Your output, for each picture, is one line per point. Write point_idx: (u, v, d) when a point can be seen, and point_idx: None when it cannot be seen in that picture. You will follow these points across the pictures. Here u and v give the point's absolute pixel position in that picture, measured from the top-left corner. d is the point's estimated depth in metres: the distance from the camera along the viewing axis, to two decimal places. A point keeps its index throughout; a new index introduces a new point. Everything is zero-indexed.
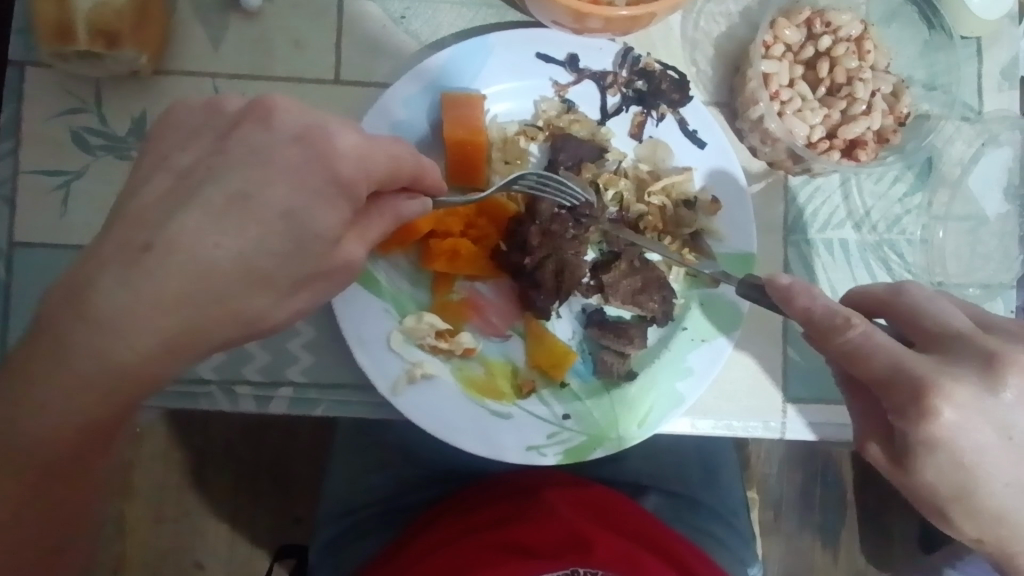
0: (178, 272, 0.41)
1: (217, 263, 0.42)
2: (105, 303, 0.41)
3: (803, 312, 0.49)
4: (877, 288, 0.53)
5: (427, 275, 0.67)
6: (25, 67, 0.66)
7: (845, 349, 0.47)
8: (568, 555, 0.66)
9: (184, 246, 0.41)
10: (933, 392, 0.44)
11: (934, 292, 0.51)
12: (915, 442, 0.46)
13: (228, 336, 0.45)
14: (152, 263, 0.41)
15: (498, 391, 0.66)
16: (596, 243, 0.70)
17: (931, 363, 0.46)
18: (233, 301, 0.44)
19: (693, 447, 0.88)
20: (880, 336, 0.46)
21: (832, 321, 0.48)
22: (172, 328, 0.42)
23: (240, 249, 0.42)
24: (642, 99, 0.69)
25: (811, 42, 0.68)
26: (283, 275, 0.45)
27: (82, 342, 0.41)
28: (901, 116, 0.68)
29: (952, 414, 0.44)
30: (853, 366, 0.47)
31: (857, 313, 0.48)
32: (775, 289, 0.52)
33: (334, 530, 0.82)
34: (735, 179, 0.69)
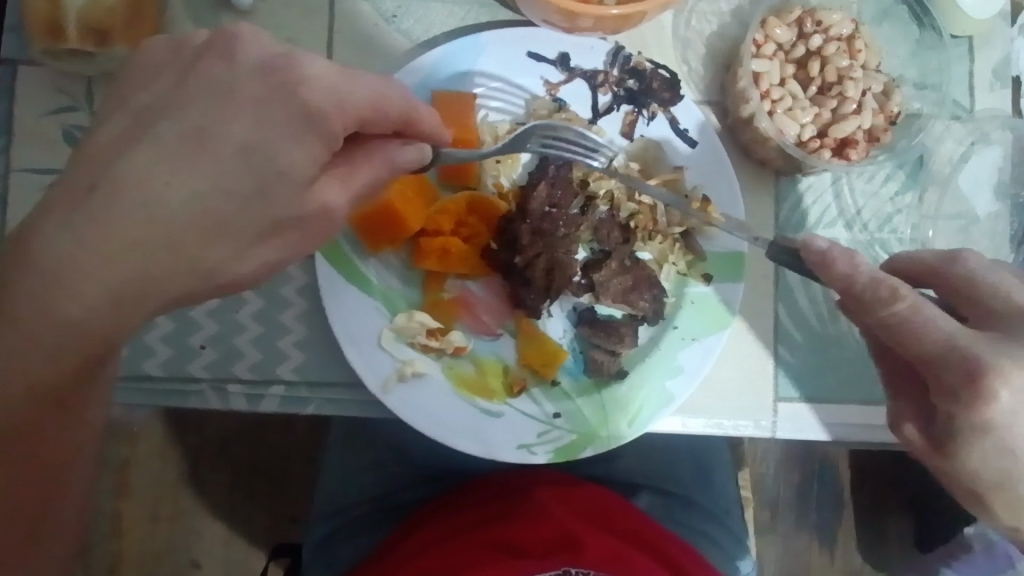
0: (125, 211, 0.43)
1: (164, 202, 0.43)
2: (52, 245, 0.42)
3: (844, 281, 0.49)
4: (926, 256, 0.53)
5: (418, 274, 0.67)
6: (16, 65, 0.66)
7: (892, 322, 0.47)
8: (560, 554, 0.67)
9: (133, 185, 0.43)
10: (989, 373, 0.44)
11: (988, 262, 0.51)
12: (963, 425, 0.47)
13: (185, 284, 0.45)
14: (98, 202, 0.43)
15: (488, 389, 0.66)
16: (587, 241, 0.70)
17: (982, 342, 0.46)
18: (187, 244, 0.44)
19: (687, 446, 0.88)
20: (927, 311, 0.47)
21: (877, 292, 0.48)
22: (125, 267, 0.43)
23: (190, 188, 0.44)
24: (633, 98, 0.69)
25: (802, 41, 0.68)
26: (243, 221, 0.46)
27: (36, 289, 0.42)
28: (891, 115, 0.69)
29: (1008, 396, 0.44)
30: (900, 341, 0.48)
31: (903, 285, 0.48)
32: (811, 254, 0.51)
33: (327, 528, 0.82)
34: (725, 178, 0.68)
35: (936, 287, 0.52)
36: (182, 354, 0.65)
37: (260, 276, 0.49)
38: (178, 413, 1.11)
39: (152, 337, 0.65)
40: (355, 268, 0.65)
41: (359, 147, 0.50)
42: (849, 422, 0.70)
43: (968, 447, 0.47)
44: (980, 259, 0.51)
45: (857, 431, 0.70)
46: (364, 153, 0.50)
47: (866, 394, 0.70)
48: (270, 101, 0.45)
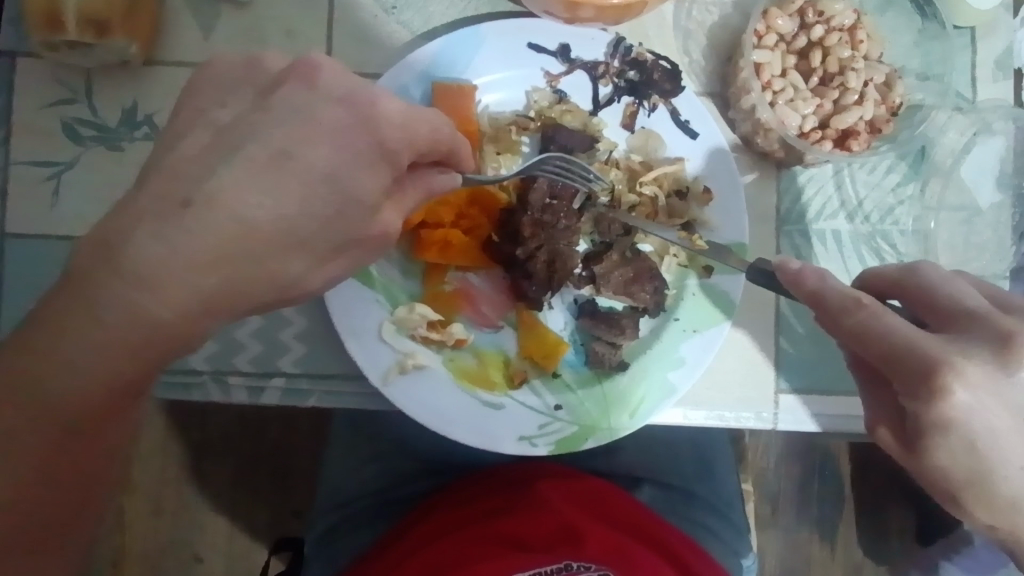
0: (221, 231, 0.41)
1: (256, 222, 0.42)
2: (143, 258, 0.40)
3: (813, 294, 0.49)
4: (890, 269, 0.52)
5: (419, 266, 0.67)
6: (16, 57, 0.65)
7: (858, 331, 0.46)
8: (560, 548, 0.67)
9: (226, 201, 0.41)
10: (945, 372, 0.43)
11: (948, 272, 0.50)
12: (926, 423, 0.45)
13: (263, 300, 0.45)
14: (192, 220, 0.41)
15: (489, 381, 0.66)
16: (589, 233, 0.70)
17: (941, 342, 0.44)
18: (269, 263, 0.44)
19: (688, 438, 0.88)
20: (890, 318, 0.45)
21: (842, 302, 0.47)
22: (212, 282, 0.42)
23: (286, 213, 0.43)
24: (634, 89, 0.69)
25: (804, 31, 0.68)
26: (320, 238, 0.45)
27: (121, 296, 0.41)
28: (894, 106, 0.68)
29: (965, 394, 0.43)
30: (864, 347, 0.46)
31: (867, 295, 0.47)
32: (786, 273, 0.51)
33: (329, 521, 0.82)
34: (727, 170, 0.68)
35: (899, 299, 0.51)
36: None
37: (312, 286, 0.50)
38: (180, 408, 1.11)
39: None
40: None
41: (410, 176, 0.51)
42: (851, 414, 0.70)
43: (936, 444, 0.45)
44: (940, 269, 0.50)
45: (858, 423, 0.70)
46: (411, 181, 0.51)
47: None
48: (268, 87, 0.44)
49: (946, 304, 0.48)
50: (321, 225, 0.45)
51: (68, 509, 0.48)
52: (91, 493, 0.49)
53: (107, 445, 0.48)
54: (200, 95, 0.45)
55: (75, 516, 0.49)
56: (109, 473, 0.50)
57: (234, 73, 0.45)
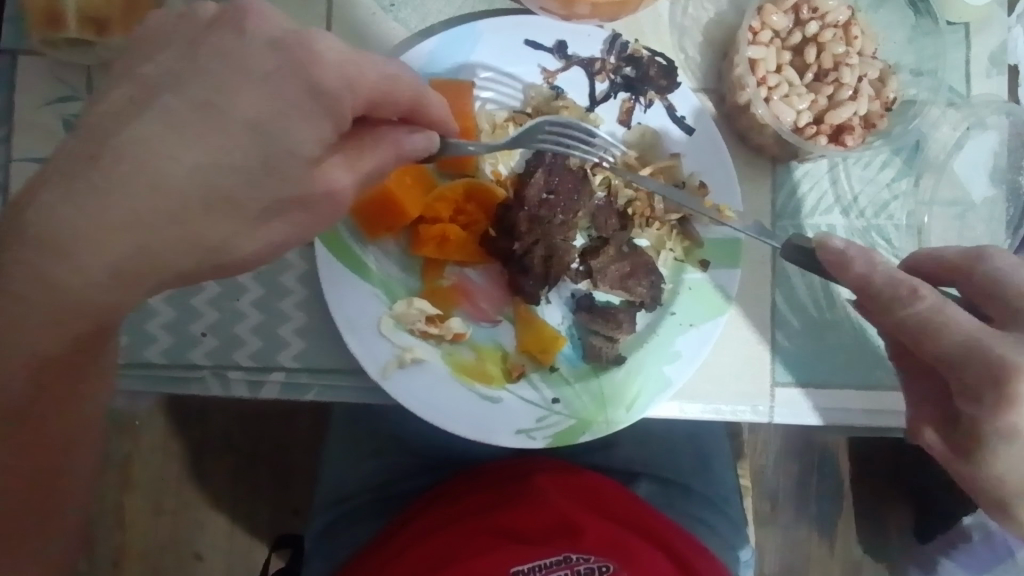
0: (132, 186, 0.43)
1: (171, 178, 0.44)
2: (55, 219, 0.42)
3: (861, 280, 0.51)
4: (952, 255, 0.54)
5: (417, 261, 0.68)
6: (17, 55, 0.66)
7: (915, 323, 0.49)
8: (560, 540, 0.69)
9: (137, 158, 0.43)
10: (1010, 372, 0.45)
11: (1015, 260, 0.51)
12: (984, 421, 0.47)
13: (189, 260, 0.47)
14: (100, 176, 0.43)
15: (487, 375, 0.67)
16: (585, 228, 0.70)
17: (1005, 341, 0.46)
18: (191, 223, 0.46)
19: (686, 433, 0.89)
20: (950, 311, 0.48)
21: (897, 290, 0.50)
22: (129, 243, 0.44)
23: (201, 167, 0.45)
24: (630, 86, 0.70)
25: (799, 27, 0.68)
26: (247, 197, 0.47)
27: (41, 260, 0.43)
28: (887, 101, 0.69)
29: None
30: (919, 338, 0.49)
31: (923, 284, 0.49)
32: (827, 251, 0.53)
33: (328, 517, 0.83)
34: (723, 165, 0.69)
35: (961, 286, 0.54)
36: (183, 342, 0.66)
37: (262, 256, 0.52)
38: (181, 406, 1.12)
39: (153, 324, 0.66)
40: (354, 256, 0.65)
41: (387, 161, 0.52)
42: (847, 407, 0.71)
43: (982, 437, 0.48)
44: (1008, 257, 0.52)
45: (855, 416, 0.71)
46: (372, 140, 0.52)
47: (863, 379, 0.71)
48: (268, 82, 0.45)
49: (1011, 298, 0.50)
50: (251, 181, 0.46)
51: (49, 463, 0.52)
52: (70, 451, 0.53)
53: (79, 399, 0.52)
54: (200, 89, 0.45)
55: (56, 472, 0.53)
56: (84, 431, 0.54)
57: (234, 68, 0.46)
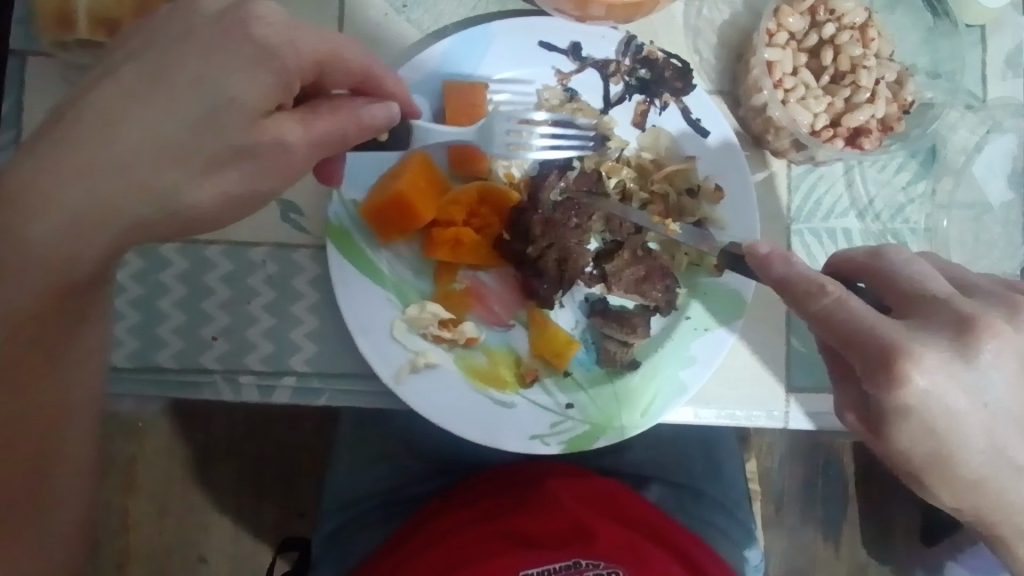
0: (91, 137, 0.45)
1: (127, 129, 0.45)
2: (20, 172, 0.44)
3: (778, 279, 0.49)
4: (858, 253, 0.53)
5: (430, 265, 0.67)
6: (26, 57, 0.65)
7: (820, 316, 0.46)
8: (570, 546, 0.67)
9: (98, 113, 0.45)
10: (904, 359, 0.43)
11: (912, 255, 0.50)
12: (888, 410, 0.45)
13: (146, 211, 0.46)
14: (61, 131, 0.45)
15: (500, 380, 0.66)
16: (599, 232, 0.69)
17: (901, 329, 0.45)
18: (145, 171, 0.46)
19: (697, 438, 0.88)
20: (854, 303, 0.46)
21: (807, 287, 0.48)
22: (86, 189, 0.45)
23: (146, 121, 0.45)
24: (645, 88, 0.69)
25: (815, 30, 0.67)
26: (198, 145, 0.46)
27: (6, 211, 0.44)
28: (905, 104, 0.68)
29: (923, 380, 0.43)
30: (827, 332, 0.46)
31: (832, 281, 0.47)
32: (753, 258, 0.51)
33: (337, 520, 0.82)
34: (739, 169, 0.68)
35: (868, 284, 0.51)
36: (193, 346, 0.65)
37: (226, 212, 0.50)
38: (184, 408, 1.11)
39: (163, 328, 0.65)
40: (366, 258, 0.65)
41: (356, 125, 0.51)
42: None
43: (898, 429, 0.46)
44: (904, 252, 0.51)
45: None
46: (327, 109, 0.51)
47: None
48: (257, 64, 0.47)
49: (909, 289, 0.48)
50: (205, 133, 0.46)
51: (43, 481, 0.52)
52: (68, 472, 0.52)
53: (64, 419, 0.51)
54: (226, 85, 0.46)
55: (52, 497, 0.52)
56: (77, 449, 0.53)
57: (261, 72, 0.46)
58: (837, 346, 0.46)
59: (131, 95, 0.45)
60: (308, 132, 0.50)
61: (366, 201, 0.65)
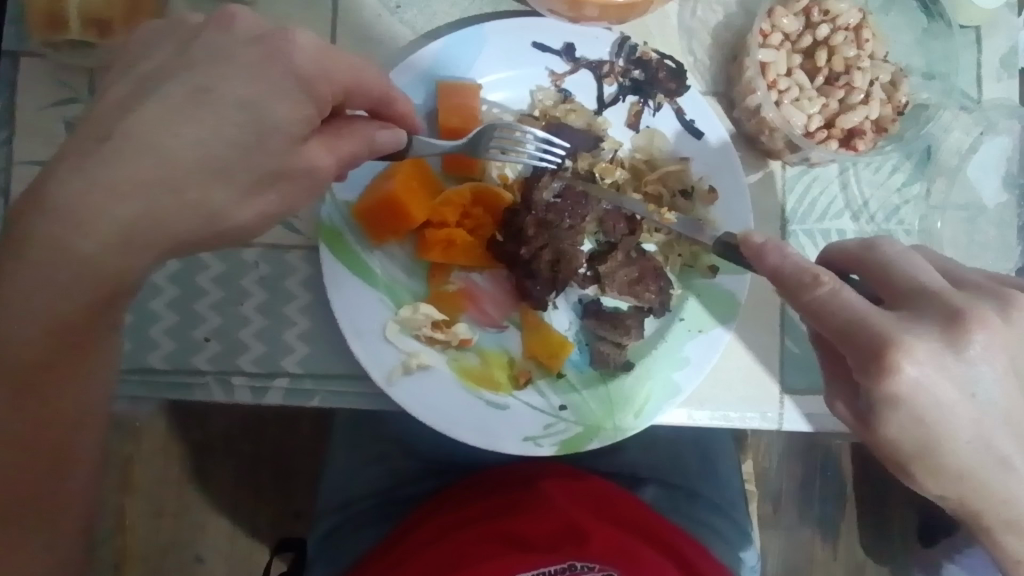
0: (142, 157, 0.44)
1: (178, 150, 0.44)
2: (71, 191, 0.43)
3: (774, 269, 0.49)
4: (851, 244, 0.52)
5: (423, 265, 0.67)
6: (19, 57, 0.65)
7: (813, 306, 0.46)
8: (564, 547, 0.67)
9: (145, 131, 0.44)
10: (895, 350, 0.43)
11: (906, 247, 0.50)
12: (877, 400, 0.45)
13: (195, 229, 0.47)
14: (110, 149, 0.44)
15: (494, 381, 0.66)
16: (593, 233, 0.69)
17: (893, 320, 0.45)
18: (194, 191, 0.45)
19: (692, 439, 0.88)
20: (847, 294, 0.46)
21: (801, 278, 0.47)
22: (136, 210, 0.44)
23: (196, 141, 0.45)
24: (638, 89, 0.69)
25: (809, 30, 0.67)
26: (244, 168, 0.46)
27: (54, 228, 0.44)
28: (899, 105, 0.68)
29: (913, 370, 0.43)
30: (819, 322, 0.47)
31: (826, 271, 0.47)
32: (747, 247, 0.51)
33: (332, 521, 0.82)
34: (733, 170, 0.68)
35: (860, 274, 0.51)
36: (186, 348, 0.65)
37: (263, 226, 0.51)
38: (180, 408, 1.11)
39: (155, 330, 0.65)
40: (359, 259, 0.65)
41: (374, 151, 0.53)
42: None
43: (884, 417, 0.46)
44: (898, 244, 0.50)
45: None
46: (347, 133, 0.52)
47: None
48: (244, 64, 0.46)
49: (901, 281, 0.48)
50: (243, 154, 0.46)
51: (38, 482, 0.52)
52: (63, 473, 0.52)
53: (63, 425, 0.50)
54: (213, 81, 0.45)
55: (44, 499, 0.52)
56: None
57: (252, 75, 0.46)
58: (829, 336, 0.46)
59: (171, 113, 0.44)
60: (335, 156, 0.51)
61: (359, 202, 0.65)
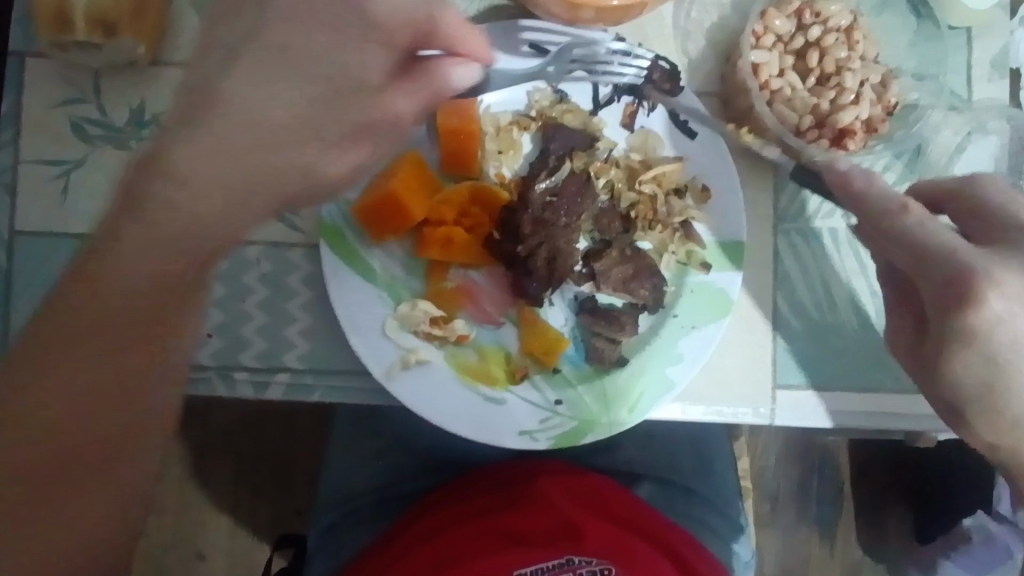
0: (234, 121, 0.47)
1: (267, 113, 0.47)
2: (200, 155, 0.46)
3: (859, 196, 0.55)
4: (948, 180, 0.58)
5: (421, 263, 0.68)
6: (25, 58, 0.66)
7: (904, 233, 0.52)
8: (562, 543, 0.69)
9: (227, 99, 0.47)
10: (984, 281, 0.49)
11: (1004, 187, 0.55)
12: (952, 332, 0.51)
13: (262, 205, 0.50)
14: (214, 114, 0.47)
15: (491, 377, 0.67)
16: (589, 231, 0.71)
17: (980, 255, 0.51)
18: (281, 161, 0.49)
19: (688, 437, 0.89)
20: (932, 225, 0.52)
21: (889, 205, 0.54)
22: (237, 176, 0.47)
23: (265, 111, 0.47)
24: (633, 90, 0.70)
25: (802, 32, 0.68)
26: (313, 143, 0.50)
27: (166, 191, 0.46)
28: (889, 105, 0.69)
29: (998, 303, 0.49)
30: (905, 250, 0.52)
31: (914, 203, 0.53)
32: (834, 174, 0.58)
33: (331, 516, 0.83)
34: (726, 171, 0.69)
35: (951, 208, 0.57)
36: None
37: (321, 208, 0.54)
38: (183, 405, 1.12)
39: None
40: (359, 257, 0.66)
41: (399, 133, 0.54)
42: (848, 410, 0.71)
43: (953, 352, 0.51)
44: (997, 185, 0.56)
45: (859, 419, 0.71)
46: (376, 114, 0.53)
47: (864, 384, 0.71)
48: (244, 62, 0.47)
49: (1000, 218, 0.54)
50: (312, 124, 0.49)
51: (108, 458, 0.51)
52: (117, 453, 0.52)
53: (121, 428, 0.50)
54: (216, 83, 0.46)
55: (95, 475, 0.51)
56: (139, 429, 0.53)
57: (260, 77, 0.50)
58: (912, 265, 0.52)
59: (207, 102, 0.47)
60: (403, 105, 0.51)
61: (359, 201, 0.66)
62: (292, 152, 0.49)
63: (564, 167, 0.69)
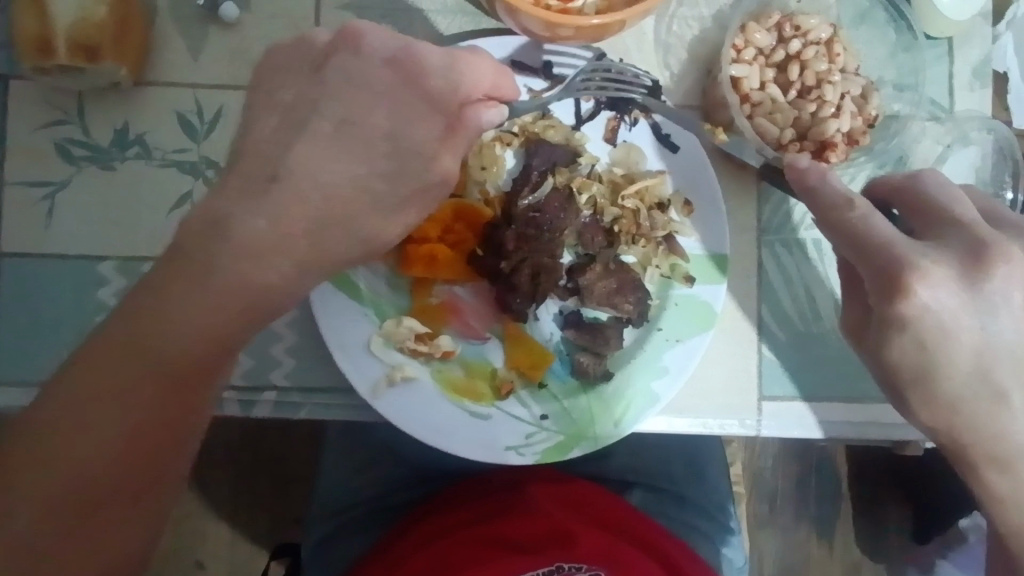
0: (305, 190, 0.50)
1: (334, 181, 0.51)
2: (276, 222, 0.49)
3: (807, 189, 0.56)
4: (895, 177, 0.58)
5: (405, 280, 0.69)
6: (8, 81, 0.67)
7: (844, 225, 0.53)
8: (551, 550, 0.69)
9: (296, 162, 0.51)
10: (912, 273, 0.50)
11: (945, 182, 0.56)
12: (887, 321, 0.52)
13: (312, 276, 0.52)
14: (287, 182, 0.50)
15: (477, 392, 0.68)
16: (572, 245, 0.71)
17: (916, 247, 0.51)
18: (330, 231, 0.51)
19: (679, 444, 0.90)
20: (875, 219, 0.52)
21: (836, 201, 0.54)
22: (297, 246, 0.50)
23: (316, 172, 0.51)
24: (614, 105, 0.71)
25: (782, 45, 0.69)
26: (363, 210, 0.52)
27: (234, 255, 0.48)
28: (869, 118, 0.69)
29: (927, 295, 0.50)
30: (847, 240, 0.53)
31: (860, 198, 0.53)
32: (793, 170, 0.57)
33: (325, 529, 0.83)
34: (708, 184, 0.69)
35: (898, 206, 0.58)
36: None
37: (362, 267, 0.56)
38: None
39: None
40: (344, 275, 0.66)
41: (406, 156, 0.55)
42: (834, 419, 0.71)
43: (894, 341, 0.53)
44: (939, 179, 0.56)
45: (844, 428, 0.71)
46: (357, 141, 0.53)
47: (849, 393, 0.71)
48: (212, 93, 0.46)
49: (938, 212, 0.54)
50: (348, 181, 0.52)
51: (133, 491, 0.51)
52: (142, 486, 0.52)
53: (148, 480, 0.50)
54: None
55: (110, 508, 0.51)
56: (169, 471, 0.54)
57: (253, 109, 0.51)
58: (852, 255, 0.53)
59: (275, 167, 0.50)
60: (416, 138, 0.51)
61: None
62: (315, 190, 0.50)
63: (547, 184, 0.70)
